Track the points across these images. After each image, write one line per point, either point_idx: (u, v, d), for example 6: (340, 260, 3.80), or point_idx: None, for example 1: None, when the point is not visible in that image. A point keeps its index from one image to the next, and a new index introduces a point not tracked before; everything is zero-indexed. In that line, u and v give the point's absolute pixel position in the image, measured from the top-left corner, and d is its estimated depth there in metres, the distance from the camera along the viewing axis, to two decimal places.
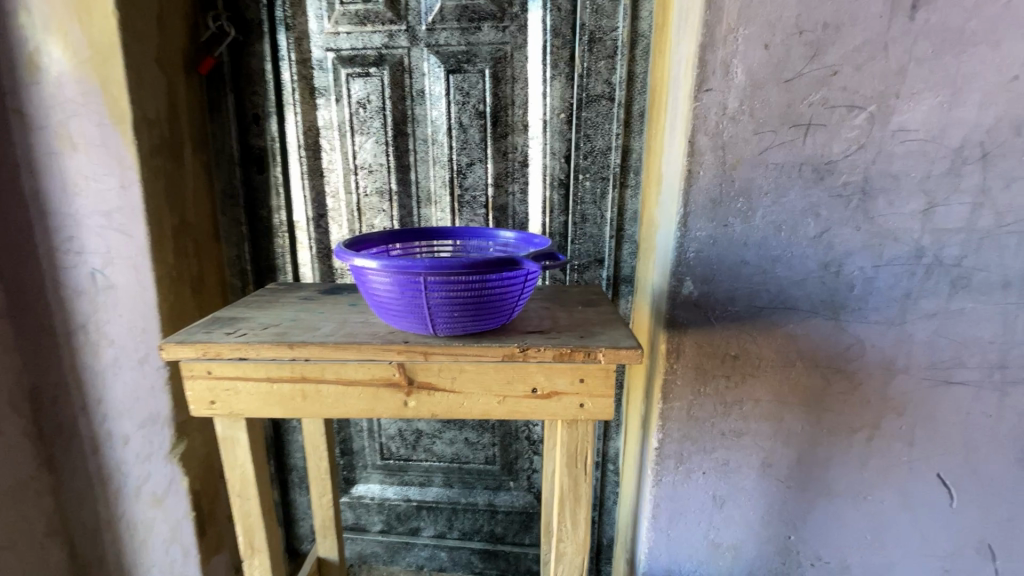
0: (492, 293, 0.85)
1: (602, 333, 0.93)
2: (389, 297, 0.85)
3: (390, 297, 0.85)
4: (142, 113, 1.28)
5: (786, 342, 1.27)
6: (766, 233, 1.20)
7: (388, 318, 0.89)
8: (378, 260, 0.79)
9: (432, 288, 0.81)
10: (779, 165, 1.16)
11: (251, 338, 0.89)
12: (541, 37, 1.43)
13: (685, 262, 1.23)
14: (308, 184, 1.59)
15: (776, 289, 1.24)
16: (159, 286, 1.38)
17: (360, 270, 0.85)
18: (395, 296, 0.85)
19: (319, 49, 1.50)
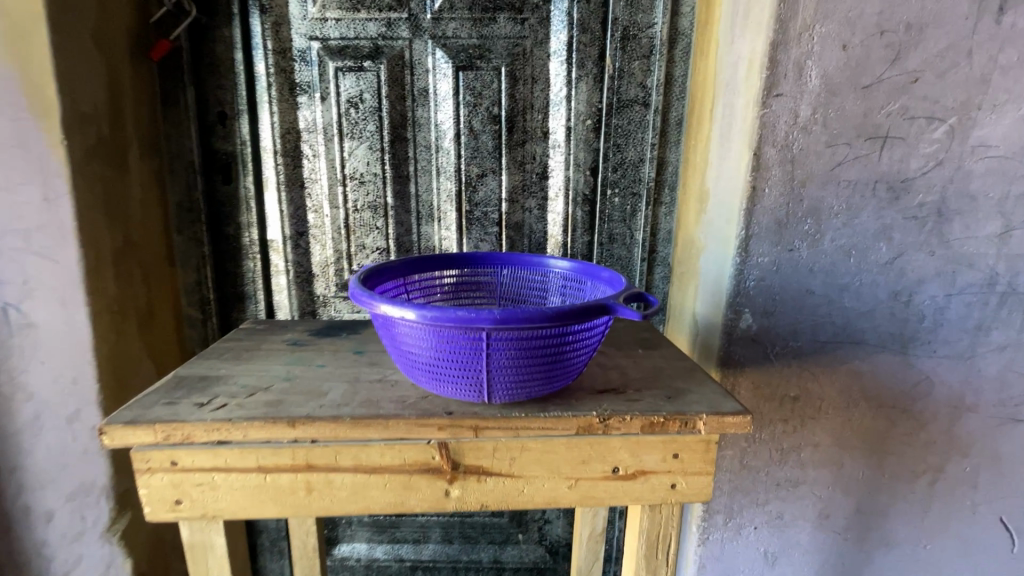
0: (567, 348, 0.65)
1: (690, 392, 0.74)
2: (431, 356, 0.64)
3: (432, 356, 0.64)
4: (74, 105, 1.01)
5: (852, 381, 1.11)
6: (835, 259, 1.05)
7: (425, 381, 0.68)
8: (424, 309, 0.59)
9: (495, 344, 0.61)
10: (852, 182, 1.02)
11: (234, 413, 0.65)
12: (566, 32, 1.25)
13: (745, 293, 1.06)
14: (285, 195, 1.33)
15: (843, 322, 1.08)
16: (97, 323, 1.10)
17: (391, 320, 0.64)
18: (440, 355, 0.64)
19: (301, 37, 1.26)
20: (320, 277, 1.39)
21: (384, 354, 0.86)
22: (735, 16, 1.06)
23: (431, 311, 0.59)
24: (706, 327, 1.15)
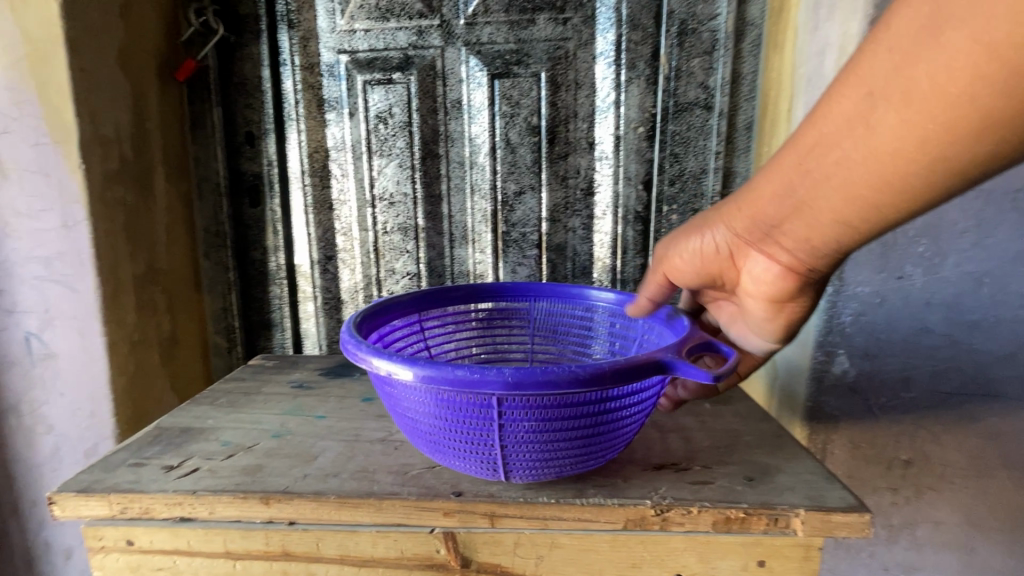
0: (609, 417, 0.50)
1: (776, 471, 0.57)
2: (431, 423, 0.51)
3: (433, 424, 0.51)
4: (94, 128, 0.96)
5: (986, 444, 0.86)
6: (961, 289, 0.81)
7: (428, 451, 0.54)
8: (419, 367, 0.46)
9: (513, 412, 0.47)
10: (985, 191, 0.79)
11: (200, 483, 0.54)
12: (614, 30, 1.11)
13: (839, 331, 0.85)
14: (312, 218, 1.26)
15: (972, 369, 0.84)
16: (114, 355, 1.04)
17: (382, 377, 0.51)
18: (443, 424, 0.50)
19: (329, 51, 1.19)
20: (348, 304, 1.30)
21: None
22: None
23: (429, 369, 0.46)
24: (788, 370, 0.95)
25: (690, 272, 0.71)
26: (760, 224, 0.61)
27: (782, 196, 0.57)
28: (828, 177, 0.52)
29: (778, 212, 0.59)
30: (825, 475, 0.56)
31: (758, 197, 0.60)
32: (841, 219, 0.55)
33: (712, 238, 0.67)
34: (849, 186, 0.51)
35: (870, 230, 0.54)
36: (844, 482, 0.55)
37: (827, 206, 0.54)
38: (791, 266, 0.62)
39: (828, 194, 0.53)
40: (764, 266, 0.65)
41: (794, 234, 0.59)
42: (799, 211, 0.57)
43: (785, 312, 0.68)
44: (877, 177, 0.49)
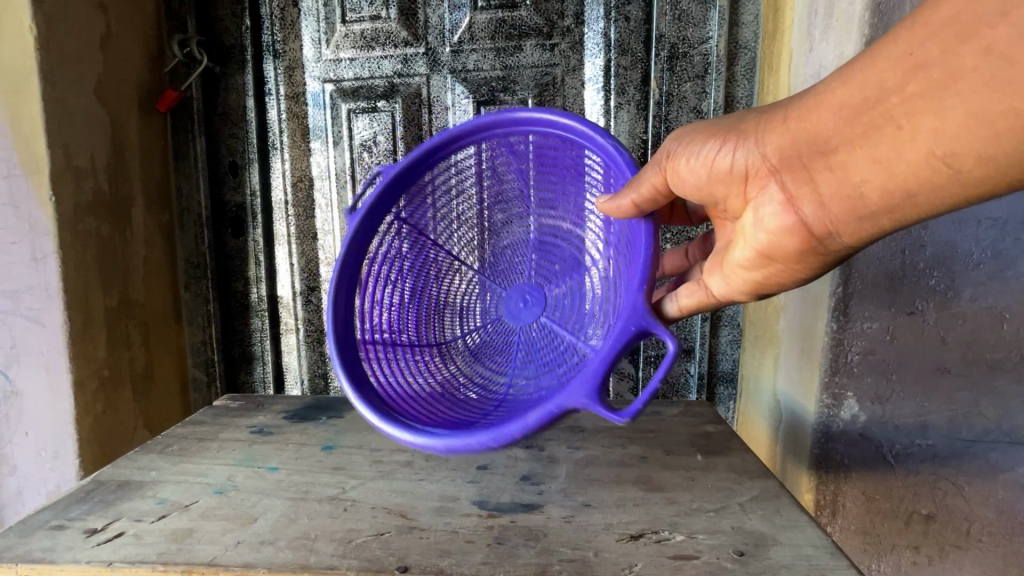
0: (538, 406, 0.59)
1: (771, 544, 0.51)
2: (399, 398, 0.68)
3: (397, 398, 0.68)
4: (67, 158, 0.94)
5: (1016, 498, 0.77)
6: (979, 326, 0.74)
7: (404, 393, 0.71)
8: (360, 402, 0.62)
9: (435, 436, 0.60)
10: (1000, 221, 0.72)
11: (120, 552, 0.52)
12: (603, 55, 1.08)
13: (847, 371, 0.78)
14: (295, 248, 1.23)
15: (996, 416, 0.76)
16: (80, 392, 0.97)
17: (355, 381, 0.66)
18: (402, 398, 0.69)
19: (315, 80, 1.17)
20: None
21: (356, 455, 0.70)
22: (814, 16, 0.83)
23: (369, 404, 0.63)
24: (791, 412, 0.88)
25: (693, 181, 0.58)
26: (806, 148, 0.49)
27: (848, 117, 0.46)
28: (944, 109, 0.40)
29: (835, 135, 0.47)
30: (826, 551, 0.50)
31: (819, 110, 0.48)
32: (925, 164, 0.43)
33: (741, 154, 0.54)
34: (946, 129, 0.40)
35: (958, 175, 0.42)
36: (848, 559, 0.49)
37: (899, 146, 0.43)
38: (813, 224, 0.52)
39: (930, 134, 0.41)
40: (774, 217, 0.54)
41: (839, 173, 0.48)
42: (870, 136, 0.45)
43: (768, 274, 0.57)
44: (986, 123, 0.39)
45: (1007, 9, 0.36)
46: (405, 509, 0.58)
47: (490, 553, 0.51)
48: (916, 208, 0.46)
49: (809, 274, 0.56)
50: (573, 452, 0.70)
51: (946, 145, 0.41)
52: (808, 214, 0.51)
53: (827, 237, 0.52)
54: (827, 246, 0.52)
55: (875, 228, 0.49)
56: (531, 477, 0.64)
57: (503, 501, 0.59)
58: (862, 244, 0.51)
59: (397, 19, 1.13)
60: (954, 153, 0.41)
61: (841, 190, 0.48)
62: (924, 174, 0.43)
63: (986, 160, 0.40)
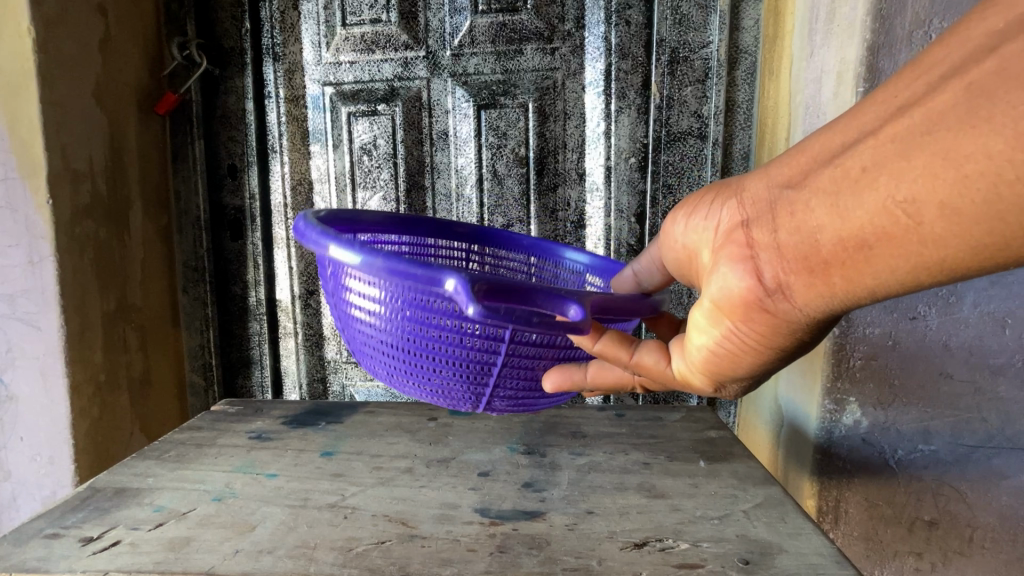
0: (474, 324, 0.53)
1: (777, 552, 0.51)
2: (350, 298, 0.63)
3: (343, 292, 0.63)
4: (65, 161, 0.93)
5: (1019, 504, 0.77)
6: (982, 331, 0.74)
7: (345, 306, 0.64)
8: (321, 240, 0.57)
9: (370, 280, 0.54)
10: None
11: (116, 562, 0.51)
12: (604, 59, 1.08)
13: (849, 376, 0.77)
14: (294, 251, 1.22)
15: (999, 421, 0.76)
16: (77, 397, 0.96)
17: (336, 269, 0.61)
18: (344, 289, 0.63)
19: (315, 83, 1.17)
20: (331, 340, 1.25)
21: (355, 461, 0.69)
22: (815, 22, 0.83)
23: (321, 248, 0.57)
24: (793, 417, 0.88)
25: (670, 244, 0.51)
26: (774, 193, 0.42)
27: (822, 160, 0.40)
28: (914, 149, 0.34)
29: (808, 176, 0.40)
30: (832, 559, 0.50)
31: (797, 157, 0.42)
32: (884, 213, 0.35)
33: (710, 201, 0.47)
34: (911, 169, 0.34)
35: (926, 224, 0.34)
36: (855, 568, 0.49)
37: (867, 191, 0.36)
38: (763, 279, 0.41)
39: (896, 175, 0.35)
40: (726, 267, 0.43)
41: (798, 219, 0.39)
42: (834, 180, 0.38)
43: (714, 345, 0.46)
44: (957, 163, 0.32)
45: (992, 47, 0.32)
46: (406, 516, 0.57)
47: (493, 562, 0.50)
48: (874, 272, 0.37)
49: (757, 351, 0.44)
50: (574, 458, 0.70)
51: (910, 188, 0.34)
52: (761, 262, 0.42)
53: (778, 293, 0.41)
54: (774, 307, 0.42)
55: (829, 292, 0.39)
56: (533, 484, 0.64)
57: (504, 508, 0.59)
58: (819, 316, 0.41)
59: (398, 23, 1.12)
60: (915, 198, 0.34)
61: (797, 236, 0.39)
62: (884, 224, 0.35)
63: (952, 212, 0.33)
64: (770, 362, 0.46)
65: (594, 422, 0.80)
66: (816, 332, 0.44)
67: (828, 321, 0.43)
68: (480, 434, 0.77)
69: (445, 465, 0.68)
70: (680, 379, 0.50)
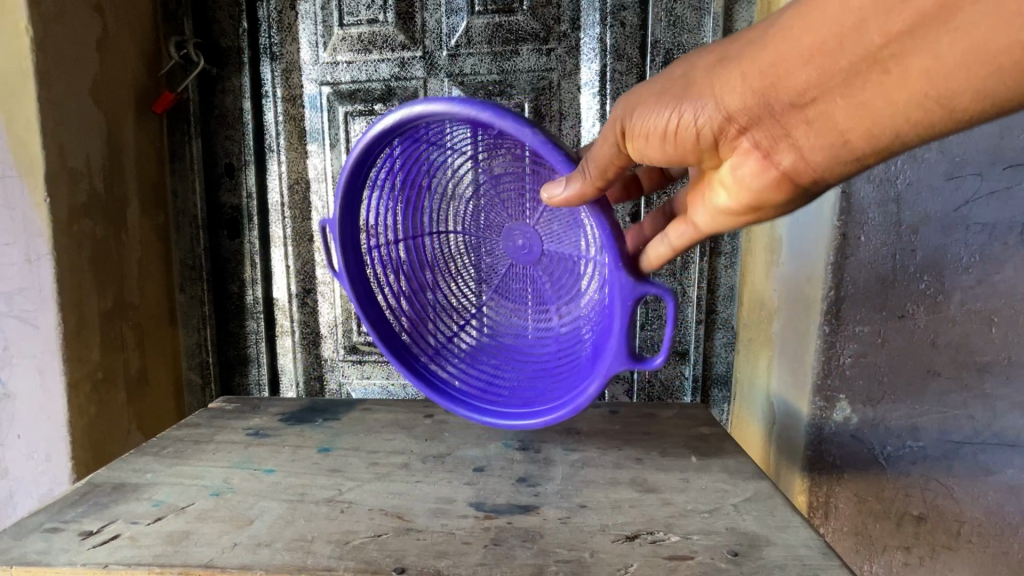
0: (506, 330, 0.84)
1: (765, 544, 0.52)
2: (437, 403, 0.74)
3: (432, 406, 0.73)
4: (62, 159, 0.93)
5: (1004, 499, 0.79)
6: (969, 329, 0.75)
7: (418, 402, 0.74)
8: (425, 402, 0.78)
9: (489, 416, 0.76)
10: (987, 226, 0.73)
11: (116, 555, 0.52)
12: (599, 60, 1.09)
13: (838, 374, 0.79)
14: (291, 250, 1.23)
15: (985, 418, 0.77)
16: (74, 395, 0.97)
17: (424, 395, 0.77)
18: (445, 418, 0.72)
19: (312, 83, 1.17)
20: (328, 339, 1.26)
21: (352, 457, 0.70)
22: None
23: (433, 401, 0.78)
24: (785, 414, 0.89)
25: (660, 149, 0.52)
26: (779, 100, 0.44)
27: (834, 63, 0.41)
28: (945, 44, 0.36)
29: (816, 82, 0.42)
30: (819, 550, 0.51)
31: (790, 58, 0.42)
32: (918, 105, 0.40)
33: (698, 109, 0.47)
34: (945, 66, 0.37)
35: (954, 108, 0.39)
36: (841, 559, 0.50)
37: (888, 91, 0.40)
38: (793, 173, 0.48)
39: (929, 71, 0.38)
40: (747, 168, 0.50)
41: (817, 120, 0.44)
42: (860, 81, 0.40)
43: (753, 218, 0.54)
44: (986, 60, 0.36)
45: None
46: (402, 510, 0.58)
47: (487, 554, 0.51)
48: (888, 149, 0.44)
49: (782, 212, 0.53)
50: (568, 454, 0.71)
51: (943, 83, 0.38)
52: (784, 161, 0.48)
53: (802, 176, 0.48)
54: (809, 186, 0.49)
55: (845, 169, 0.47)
56: (528, 478, 0.65)
57: (499, 502, 0.60)
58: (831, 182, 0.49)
59: (395, 23, 1.13)
60: (949, 89, 0.38)
61: (830, 133, 0.44)
62: (918, 114, 0.40)
63: (982, 95, 0.38)
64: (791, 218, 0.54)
65: (588, 418, 0.81)
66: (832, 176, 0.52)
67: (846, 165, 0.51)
68: (476, 430, 0.78)
69: (440, 460, 0.69)
70: (711, 231, 0.58)
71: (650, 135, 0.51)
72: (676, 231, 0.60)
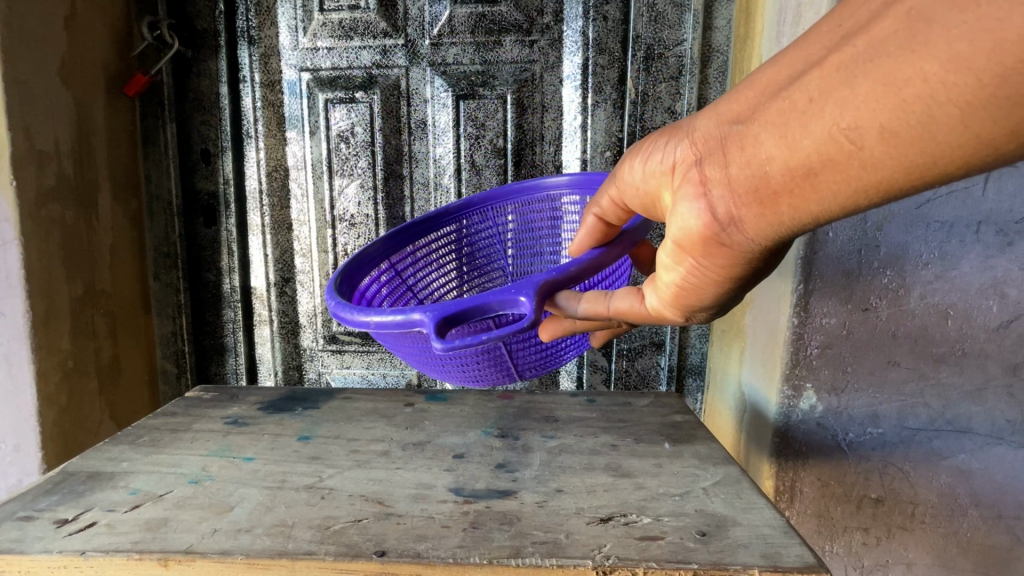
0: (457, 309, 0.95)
1: (731, 525, 0.55)
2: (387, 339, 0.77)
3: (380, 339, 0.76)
4: (29, 142, 0.90)
5: (955, 482, 0.83)
6: (926, 322, 0.79)
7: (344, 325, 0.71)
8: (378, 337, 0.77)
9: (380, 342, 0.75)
10: (946, 224, 0.77)
11: (93, 542, 0.52)
12: (581, 53, 1.09)
13: (806, 364, 0.82)
14: (270, 239, 1.21)
15: (940, 406, 0.81)
16: (44, 384, 0.93)
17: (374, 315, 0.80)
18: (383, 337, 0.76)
19: (292, 69, 1.15)
20: (307, 328, 1.25)
21: (332, 444, 0.71)
22: (781, 20, 0.86)
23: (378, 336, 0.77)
24: (754, 404, 0.92)
25: (636, 192, 0.55)
26: (724, 129, 0.46)
27: (771, 93, 0.43)
28: (857, 77, 0.37)
29: (755, 112, 0.44)
30: (780, 530, 0.54)
31: (748, 91, 0.45)
32: (829, 141, 0.39)
33: (669, 132, 0.51)
34: (851, 100, 0.37)
35: (865, 154, 0.38)
36: (801, 538, 0.53)
37: (807, 121, 0.40)
38: (715, 212, 0.46)
39: (839, 104, 0.38)
40: (685, 202, 0.48)
41: (744, 153, 0.44)
42: (782, 111, 0.41)
43: (688, 271, 0.51)
44: (894, 90, 0.35)
45: None
46: (382, 496, 0.59)
47: (466, 537, 0.52)
48: (818, 196, 0.42)
49: (722, 280, 0.50)
50: (546, 441, 0.72)
51: (851, 117, 0.37)
52: (714, 198, 0.46)
53: (731, 226, 0.46)
54: (730, 239, 0.47)
55: (776, 219, 0.44)
56: (506, 465, 0.66)
57: (478, 487, 0.61)
58: (767, 243, 0.46)
59: (377, 10, 1.12)
60: (858, 125, 0.37)
61: (746, 169, 0.44)
62: (829, 152, 0.39)
63: (890, 136, 0.36)
64: (734, 289, 0.52)
65: (566, 406, 0.83)
66: (767, 260, 0.49)
67: (778, 248, 0.47)
68: (456, 418, 0.80)
69: (420, 447, 0.70)
70: (655, 314, 0.57)
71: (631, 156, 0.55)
72: (622, 294, 0.58)
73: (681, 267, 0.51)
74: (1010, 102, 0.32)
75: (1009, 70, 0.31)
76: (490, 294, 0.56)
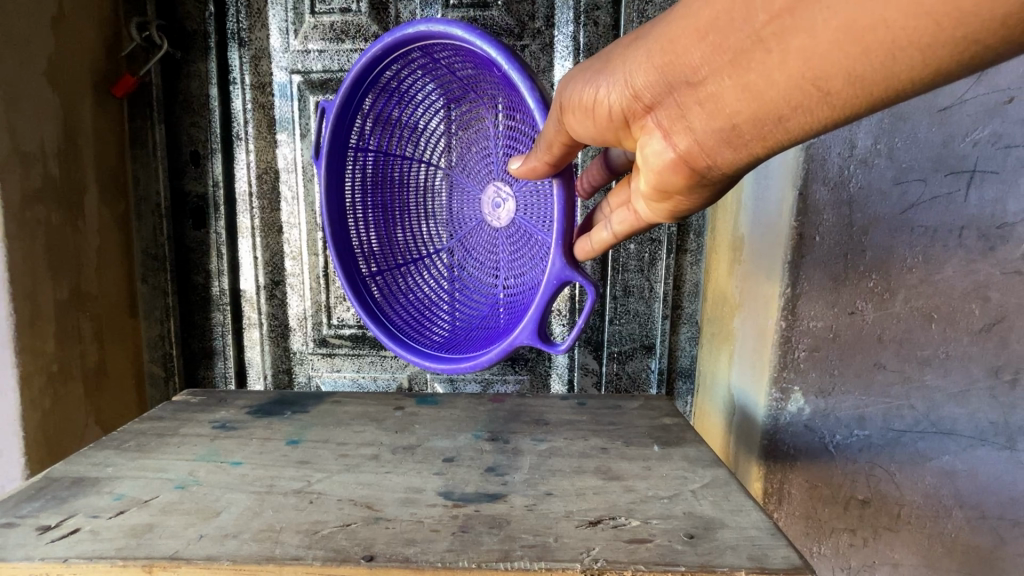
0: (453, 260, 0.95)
1: (719, 527, 0.55)
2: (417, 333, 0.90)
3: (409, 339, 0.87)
4: (14, 143, 0.89)
5: (940, 484, 0.84)
6: (911, 325, 0.80)
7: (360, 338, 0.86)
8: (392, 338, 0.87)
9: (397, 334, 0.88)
10: (930, 229, 0.78)
11: (76, 549, 0.51)
12: (572, 58, 1.10)
13: (794, 367, 0.83)
14: (259, 241, 1.20)
15: (925, 408, 0.82)
16: (27, 388, 0.92)
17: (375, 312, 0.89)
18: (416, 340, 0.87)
19: (282, 71, 1.15)
20: (297, 331, 1.25)
21: (321, 449, 0.70)
22: None
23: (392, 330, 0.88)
24: (743, 407, 0.93)
25: (593, 139, 0.55)
26: (674, 79, 0.44)
27: (716, 45, 0.41)
28: (815, 25, 0.35)
29: (704, 63, 0.42)
30: (768, 532, 0.54)
31: (682, 38, 0.42)
32: (795, 88, 0.39)
33: (609, 86, 0.48)
34: (814, 49, 0.36)
35: (833, 94, 0.38)
36: (787, 539, 0.53)
37: (771, 72, 0.39)
38: (689, 158, 0.47)
39: (801, 54, 0.37)
40: (655, 153, 0.49)
41: (707, 105, 0.44)
42: (739, 63, 0.40)
43: (674, 204, 0.54)
44: (855, 38, 0.34)
45: None
46: (372, 500, 0.59)
47: (455, 541, 0.52)
48: (787, 133, 0.43)
49: (706, 202, 0.53)
50: (536, 444, 0.72)
51: (816, 65, 0.37)
52: (685, 148, 0.47)
53: (706, 168, 0.48)
54: (709, 177, 0.49)
55: (750, 155, 0.46)
56: (496, 468, 0.66)
57: (468, 491, 0.61)
58: (742, 171, 0.48)
59: (368, 13, 1.12)
60: (824, 73, 0.37)
61: (712, 121, 0.44)
62: (797, 97, 0.40)
63: (855, 79, 0.36)
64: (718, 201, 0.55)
65: (557, 410, 0.83)
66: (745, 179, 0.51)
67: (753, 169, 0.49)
68: (446, 422, 0.79)
69: (411, 451, 0.70)
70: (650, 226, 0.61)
71: (580, 114, 0.53)
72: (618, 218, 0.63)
73: (667, 203, 0.54)
74: (969, 39, 0.32)
75: (969, 10, 0.30)
76: (545, 294, 0.72)
